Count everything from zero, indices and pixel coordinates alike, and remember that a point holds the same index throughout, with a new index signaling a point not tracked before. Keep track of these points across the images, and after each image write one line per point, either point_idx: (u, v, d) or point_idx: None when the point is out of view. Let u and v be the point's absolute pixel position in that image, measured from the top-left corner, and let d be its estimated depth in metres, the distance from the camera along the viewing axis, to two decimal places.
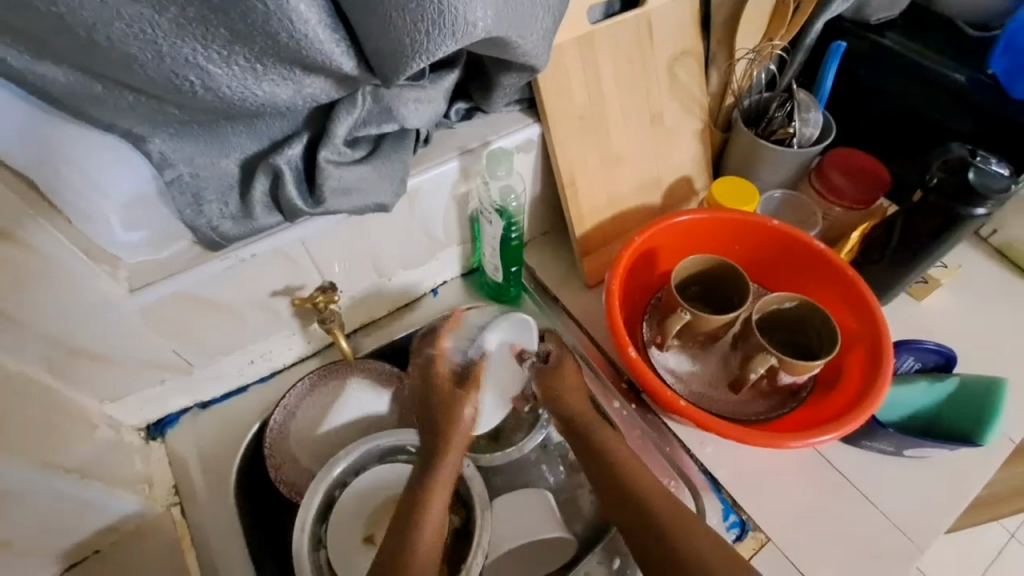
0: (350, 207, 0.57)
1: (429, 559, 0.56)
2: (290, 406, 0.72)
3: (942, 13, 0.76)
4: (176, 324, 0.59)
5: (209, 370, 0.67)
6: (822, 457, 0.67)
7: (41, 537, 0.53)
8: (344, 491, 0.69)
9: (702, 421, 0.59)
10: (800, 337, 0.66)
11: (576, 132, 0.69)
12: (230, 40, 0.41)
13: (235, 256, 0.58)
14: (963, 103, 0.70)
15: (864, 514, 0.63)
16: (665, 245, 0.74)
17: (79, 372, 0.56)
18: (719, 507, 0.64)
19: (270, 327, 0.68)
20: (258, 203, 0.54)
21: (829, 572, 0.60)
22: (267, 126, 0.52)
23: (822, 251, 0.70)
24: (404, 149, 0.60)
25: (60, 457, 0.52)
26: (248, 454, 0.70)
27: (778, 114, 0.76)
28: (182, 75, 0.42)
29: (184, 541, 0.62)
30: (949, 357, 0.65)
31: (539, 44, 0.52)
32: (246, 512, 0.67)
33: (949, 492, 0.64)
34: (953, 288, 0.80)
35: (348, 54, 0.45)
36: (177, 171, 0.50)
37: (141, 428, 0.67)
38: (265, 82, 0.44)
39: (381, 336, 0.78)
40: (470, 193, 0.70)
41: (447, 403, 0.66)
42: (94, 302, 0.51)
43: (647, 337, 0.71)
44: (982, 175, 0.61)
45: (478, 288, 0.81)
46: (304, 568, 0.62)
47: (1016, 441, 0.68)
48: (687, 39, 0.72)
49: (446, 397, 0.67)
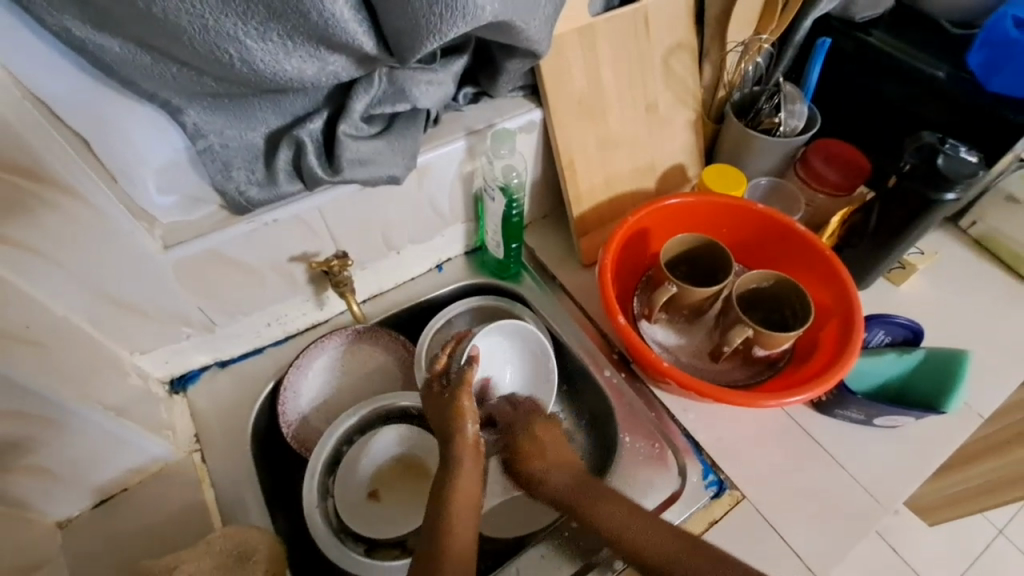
0: (366, 177, 0.62)
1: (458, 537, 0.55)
2: (302, 366, 0.77)
3: (924, 13, 0.81)
4: (201, 282, 0.64)
5: (230, 329, 0.73)
6: (798, 425, 0.72)
7: (76, 469, 0.59)
8: (351, 447, 0.74)
9: (686, 383, 0.64)
10: (778, 312, 0.71)
11: (575, 116, 0.74)
12: (267, 17, 0.46)
13: (258, 221, 0.63)
14: (938, 97, 0.74)
15: (835, 477, 0.68)
16: (656, 226, 0.78)
17: (113, 320, 0.61)
18: (699, 468, 0.68)
19: (287, 292, 0.74)
20: (282, 171, 0.60)
21: (800, 527, 0.65)
22: (291, 102, 0.57)
23: (802, 233, 0.75)
24: (415, 128, 0.65)
25: (98, 394, 0.57)
26: (263, 410, 0.75)
27: (766, 106, 0.81)
28: (223, 48, 0.47)
29: (203, 480, 0.67)
30: (916, 331, 0.71)
31: (541, 29, 0.57)
32: (261, 464, 0.72)
33: (917, 458, 0.69)
34: (929, 274, 0.85)
35: (369, 35, 0.50)
36: (208, 141, 0.55)
37: (165, 381, 0.72)
38: (295, 58, 0.50)
39: (389, 306, 0.83)
40: (475, 172, 0.75)
41: (467, 413, 0.63)
42: (134, 254, 0.57)
43: (637, 311, 0.76)
44: (952, 161, 0.66)
45: (480, 266, 0.87)
46: (314, 515, 0.66)
47: (983, 415, 0.72)
48: (681, 33, 0.77)
49: (466, 408, 0.64)
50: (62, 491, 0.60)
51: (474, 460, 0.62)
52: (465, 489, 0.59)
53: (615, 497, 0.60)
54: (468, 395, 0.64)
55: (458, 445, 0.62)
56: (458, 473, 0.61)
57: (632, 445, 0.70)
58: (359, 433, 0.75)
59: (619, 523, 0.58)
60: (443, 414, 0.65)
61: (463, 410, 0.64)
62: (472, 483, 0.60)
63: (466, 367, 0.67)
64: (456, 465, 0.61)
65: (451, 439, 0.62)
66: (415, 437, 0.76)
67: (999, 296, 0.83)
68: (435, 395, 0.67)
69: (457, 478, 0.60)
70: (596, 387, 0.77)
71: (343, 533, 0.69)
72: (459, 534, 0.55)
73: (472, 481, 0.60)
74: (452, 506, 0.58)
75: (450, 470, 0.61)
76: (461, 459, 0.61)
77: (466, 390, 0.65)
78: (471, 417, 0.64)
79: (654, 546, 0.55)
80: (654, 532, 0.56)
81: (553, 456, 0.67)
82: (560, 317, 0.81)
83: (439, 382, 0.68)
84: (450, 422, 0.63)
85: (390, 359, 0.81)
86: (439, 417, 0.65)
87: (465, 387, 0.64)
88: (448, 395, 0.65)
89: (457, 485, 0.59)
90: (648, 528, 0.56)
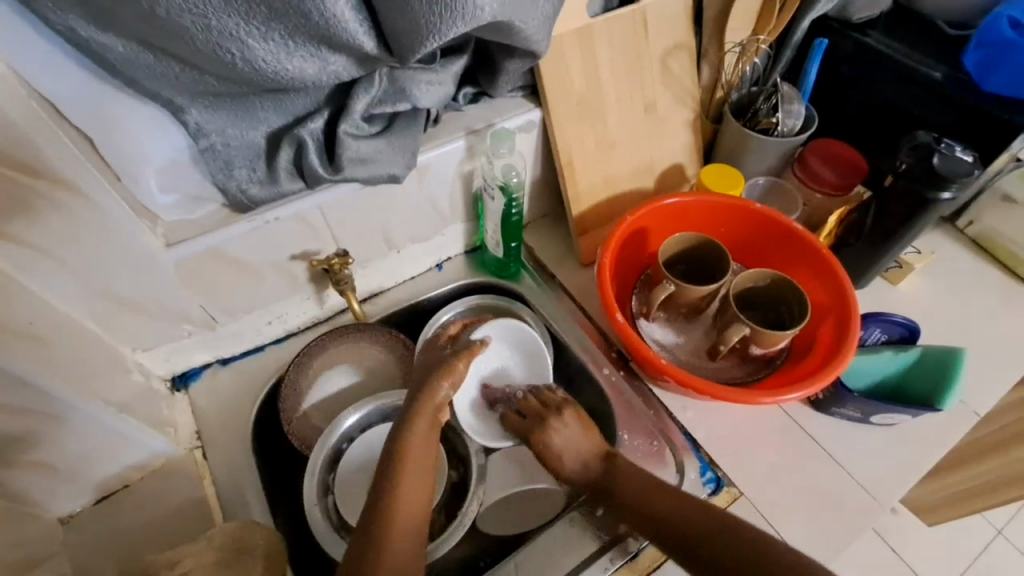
0: (366, 176, 0.63)
1: (409, 508, 0.57)
2: (302, 363, 0.77)
3: (922, 14, 0.82)
4: (202, 280, 0.65)
5: (231, 327, 0.73)
6: (795, 423, 0.72)
7: (77, 465, 0.59)
8: (351, 445, 0.74)
9: (683, 380, 0.64)
10: (775, 310, 0.71)
11: (574, 116, 0.74)
12: (269, 17, 0.47)
13: (259, 219, 0.63)
14: (934, 97, 0.75)
15: (832, 474, 0.68)
16: (654, 225, 0.79)
17: (115, 316, 0.62)
18: (697, 465, 0.69)
19: (287, 290, 0.74)
20: (283, 170, 0.60)
21: (796, 524, 0.65)
22: (293, 101, 0.58)
23: (800, 232, 0.75)
24: (415, 127, 0.66)
25: (100, 391, 0.58)
26: (264, 408, 0.76)
27: (764, 106, 0.81)
28: (225, 48, 0.47)
29: (205, 477, 0.68)
30: (912, 330, 0.72)
31: (540, 29, 0.58)
32: (261, 462, 0.73)
33: (914, 456, 0.69)
34: (926, 273, 0.85)
35: (369, 34, 0.51)
36: (210, 140, 0.56)
37: (167, 379, 0.73)
38: (296, 58, 0.50)
39: (389, 305, 0.84)
40: (474, 171, 0.76)
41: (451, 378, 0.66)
42: (137, 252, 0.57)
43: (636, 309, 0.77)
44: (947, 161, 0.66)
45: (480, 265, 0.87)
46: (313, 511, 0.66)
47: (980, 413, 0.73)
48: (680, 33, 0.78)
49: (457, 369, 0.67)
50: (64, 486, 0.60)
51: (433, 417, 0.64)
52: (419, 447, 0.62)
53: (643, 476, 0.63)
54: (467, 361, 0.68)
55: (425, 399, 0.64)
56: (414, 428, 0.62)
57: (631, 443, 0.71)
58: (359, 431, 0.75)
59: (658, 500, 0.60)
60: (428, 369, 0.68)
61: (450, 370, 0.67)
62: (427, 438, 0.63)
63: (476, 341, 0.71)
64: (413, 418, 0.63)
65: (421, 393, 0.65)
66: None
67: (996, 295, 0.83)
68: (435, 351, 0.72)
69: (413, 432, 0.62)
70: (594, 385, 0.77)
71: (343, 530, 0.69)
72: (405, 503, 0.58)
73: (426, 442, 0.62)
74: (403, 471, 0.59)
75: (408, 420, 0.63)
76: (419, 414, 0.63)
77: (466, 356, 0.68)
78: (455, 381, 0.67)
79: (683, 524, 0.58)
80: (681, 509, 0.59)
81: (568, 441, 0.68)
82: (559, 315, 0.82)
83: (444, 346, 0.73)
84: (430, 375, 0.66)
85: (389, 357, 0.81)
86: (422, 371, 0.68)
87: (468, 355, 0.68)
88: (448, 356, 0.69)
89: (410, 442, 0.61)
90: (678, 508, 0.59)
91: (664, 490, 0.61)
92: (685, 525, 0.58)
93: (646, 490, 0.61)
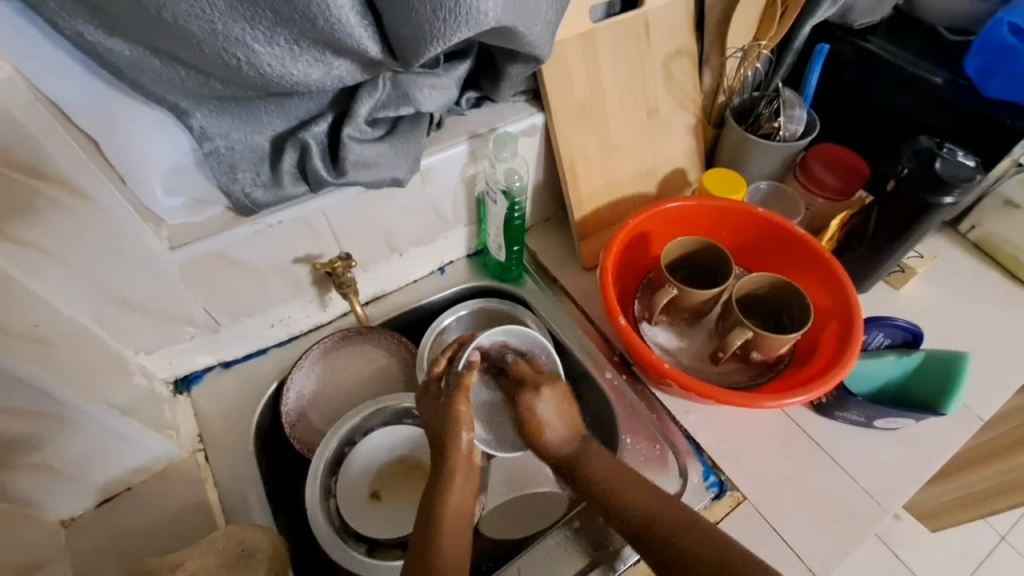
0: (369, 180, 0.63)
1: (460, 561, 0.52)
2: (305, 367, 0.77)
3: (923, 20, 0.83)
4: (206, 282, 0.65)
5: (233, 330, 0.73)
6: (799, 428, 0.72)
7: (78, 466, 0.59)
8: (353, 448, 0.74)
9: (687, 384, 0.64)
10: (775, 315, 0.72)
11: (576, 121, 0.74)
12: (274, 22, 0.47)
13: (263, 222, 0.64)
14: (935, 102, 0.75)
15: (836, 479, 0.68)
16: (655, 229, 0.79)
17: (117, 318, 0.62)
18: (700, 469, 0.68)
19: (290, 293, 0.74)
20: (287, 173, 0.61)
21: (800, 528, 0.65)
22: (296, 106, 0.58)
23: (801, 236, 0.75)
24: (419, 132, 0.66)
25: (102, 393, 0.58)
26: (266, 411, 0.76)
27: (765, 111, 0.81)
28: (231, 52, 0.48)
29: (206, 480, 0.68)
30: (915, 334, 0.72)
31: (543, 34, 0.58)
32: (265, 465, 0.73)
33: (918, 460, 0.69)
34: (928, 277, 0.85)
35: (374, 39, 0.51)
36: (215, 143, 0.56)
37: (169, 382, 0.73)
38: (301, 62, 0.51)
39: (390, 309, 0.84)
40: (478, 175, 0.76)
41: (464, 421, 0.64)
42: (141, 252, 0.58)
43: (638, 314, 0.77)
44: (949, 166, 0.66)
45: (482, 269, 0.88)
46: (315, 513, 0.66)
47: (983, 418, 0.73)
48: (682, 39, 0.78)
49: (462, 416, 0.64)
50: (66, 489, 0.60)
51: (467, 476, 0.61)
52: (457, 499, 0.59)
53: (608, 462, 0.63)
54: (465, 400, 0.65)
55: (453, 454, 0.62)
56: (450, 486, 0.59)
57: (633, 447, 0.71)
58: (361, 433, 0.75)
59: (619, 490, 0.60)
60: (436, 421, 0.64)
61: (460, 417, 0.64)
62: (465, 499, 0.59)
63: (464, 373, 0.67)
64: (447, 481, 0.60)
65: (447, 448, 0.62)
66: (416, 437, 0.76)
67: (996, 298, 0.83)
68: (430, 399, 0.66)
69: (449, 491, 0.59)
70: (596, 389, 0.77)
71: (345, 533, 0.69)
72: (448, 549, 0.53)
73: (464, 497, 0.59)
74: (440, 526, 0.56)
75: (444, 485, 0.59)
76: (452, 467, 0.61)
77: (463, 395, 0.65)
78: (466, 425, 0.63)
79: (646, 517, 0.57)
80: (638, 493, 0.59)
81: (563, 421, 0.67)
82: (560, 318, 0.82)
83: (438, 388, 0.67)
84: (444, 431, 0.63)
85: (391, 359, 0.81)
86: (433, 431, 0.64)
87: (463, 391, 0.65)
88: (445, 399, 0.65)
89: (449, 502, 0.58)
90: (635, 493, 0.59)
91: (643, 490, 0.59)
92: (642, 514, 0.57)
93: (612, 475, 0.61)
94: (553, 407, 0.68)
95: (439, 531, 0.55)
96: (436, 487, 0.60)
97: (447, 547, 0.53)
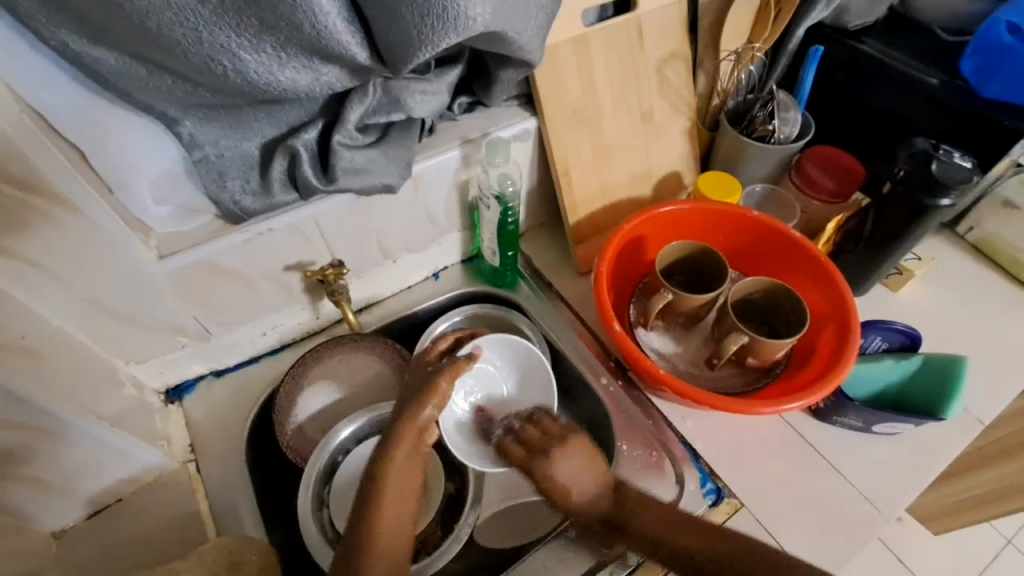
0: (360, 186, 0.63)
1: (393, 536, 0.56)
2: (297, 375, 0.77)
3: (919, 21, 0.82)
4: (196, 291, 0.65)
5: (225, 338, 0.73)
6: (797, 434, 0.71)
7: (68, 479, 0.58)
8: (347, 457, 0.73)
9: (683, 391, 0.63)
10: (772, 319, 0.71)
11: (570, 125, 0.74)
12: (260, 30, 0.47)
13: (253, 230, 0.63)
14: (931, 103, 0.74)
15: (834, 484, 0.67)
16: (651, 234, 0.78)
17: (108, 328, 0.61)
18: (696, 476, 0.68)
19: (283, 301, 0.74)
20: (277, 180, 0.60)
21: (799, 536, 0.64)
22: (286, 113, 0.58)
23: (798, 239, 0.75)
24: (410, 137, 0.65)
25: (92, 405, 0.57)
26: (256, 421, 0.74)
27: (760, 114, 0.81)
28: (216, 60, 0.47)
29: (198, 491, 0.67)
30: (913, 337, 0.71)
31: (534, 39, 0.58)
32: (257, 475, 0.72)
33: (917, 464, 0.68)
34: (926, 279, 0.84)
35: (361, 46, 0.51)
36: (204, 151, 0.56)
37: (161, 392, 0.73)
38: (288, 69, 0.50)
39: (383, 315, 0.83)
40: (470, 181, 0.76)
41: (437, 395, 0.62)
42: (129, 263, 0.57)
43: (633, 318, 0.76)
44: (945, 167, 0.66)
45: (477, 274, 0.87)
46: (308, 526, 0.65)
47: (983, 421, 0.72)
48: (675, 42, 0.77)
49: (439, 391, 0.62)
50: (58, 501, 0.60)
51: (415, 443, 0.60)
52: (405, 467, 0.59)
53: (655, 506, 0.61)
54: (450, 378, 0.63)
55: (406, 422, 0.60)
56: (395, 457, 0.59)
57: (630, 454, 0.70)
58: (354, 442, 0.74)
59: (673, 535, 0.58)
60: (409, 391, 0.64)
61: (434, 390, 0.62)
62: (408, 467, 0.60)
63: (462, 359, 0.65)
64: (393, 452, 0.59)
65: (405, 415, 0.61)
66: None
67: (996, 300, 0.83)
68: (420, 371, 0.66)
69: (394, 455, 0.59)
70: (591, 395, 0.76)
71: (338, 544, 0.68)
72: (386, 519, 0.56)
73: (405, 469, 0.59)
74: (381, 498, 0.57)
75: (387, 449, 0.59)
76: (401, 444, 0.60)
77: (448, 374, 0.63)
78: (438, 399, 0.62)
79: (703, 555, 0.56)
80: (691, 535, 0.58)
81: (574, 472, 0.64)
82: (556, 324, 0.81)
83: (431, 362, 0.67)
84: (412, 399, 0.62)
85: (384, 367, 0.80)
86: (402, 394, 0.64)
87: (451, 372, 0.63)
88: (433, 373, 0.64)
89: (389, 470, 0.58)
90: (691, 536, 0.58)
91: (691, 524, 0.58)
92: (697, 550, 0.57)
93: (665, 522, 0.59)
94: (573, 460, 0.64)
95: (379, 503, 0.57)
96: (379, 459, 0.59)
97: (385, 516, 0.56)
